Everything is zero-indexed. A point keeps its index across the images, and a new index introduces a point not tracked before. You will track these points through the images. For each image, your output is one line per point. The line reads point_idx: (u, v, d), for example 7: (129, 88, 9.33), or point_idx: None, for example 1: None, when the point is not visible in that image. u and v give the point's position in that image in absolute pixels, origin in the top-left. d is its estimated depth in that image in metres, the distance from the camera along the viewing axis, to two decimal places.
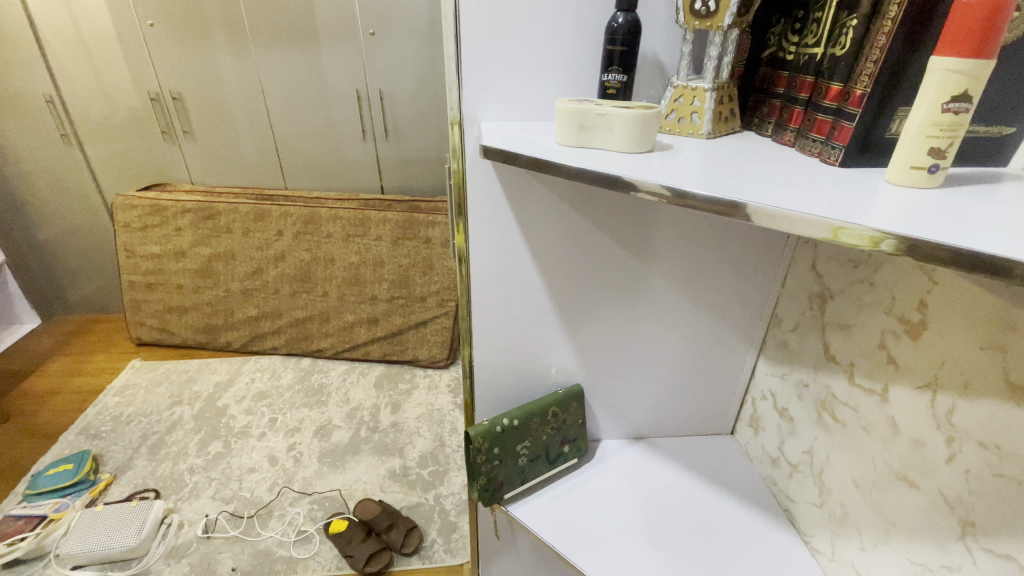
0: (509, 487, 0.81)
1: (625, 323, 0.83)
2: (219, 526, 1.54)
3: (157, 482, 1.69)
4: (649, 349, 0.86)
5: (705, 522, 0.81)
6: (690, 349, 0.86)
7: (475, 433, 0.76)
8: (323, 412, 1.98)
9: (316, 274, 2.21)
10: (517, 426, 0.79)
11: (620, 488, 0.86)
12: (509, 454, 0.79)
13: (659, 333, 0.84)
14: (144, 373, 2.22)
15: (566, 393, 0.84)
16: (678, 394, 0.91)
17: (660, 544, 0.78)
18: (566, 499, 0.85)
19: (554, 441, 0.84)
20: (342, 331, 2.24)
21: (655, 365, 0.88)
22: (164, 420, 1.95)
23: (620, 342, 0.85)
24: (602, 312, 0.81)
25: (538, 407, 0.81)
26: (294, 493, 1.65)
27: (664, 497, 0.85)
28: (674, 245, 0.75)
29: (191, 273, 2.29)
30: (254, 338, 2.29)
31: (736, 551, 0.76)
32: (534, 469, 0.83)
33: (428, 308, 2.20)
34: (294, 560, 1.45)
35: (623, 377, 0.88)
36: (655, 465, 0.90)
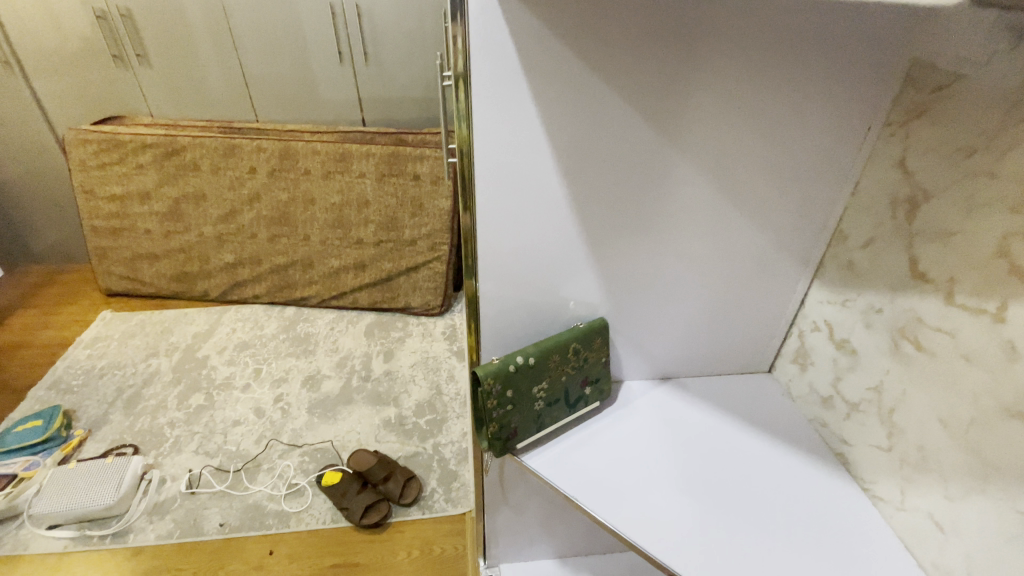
0: (522, 436, 0.70)
1: (661, 227, 0.68)
2: (204, 481, 1.44)
3: (135, 437, 1.58)
4: (686, 262, 0.71)
5: (744, 468, 0.71)
6: (736, 262, 0.72)
7: (484, 374, 0.64)
8: (310, 362, 1.86)
9: (295, 214, 2.03)
10: (534, 366, 0.67)
11: (648, 436, 0.75)
12: (522, 399, 0.68)
13: (700, 242, 0.70)
14: (116, 325, 2.07)
15: (589, 326, 0.71)
16: (718, 321, 0.78)
17: (695, 492, 0.68)
18: (587, 448, 0.74)
19: (575, 384, 0.72)
20: (327, 277, 2.08)
21: (694, 283, 0.74)
22: (140, 373, 1.82)
23: (656, 252, 0.70)
24: (634, 215, 0.67)
25: (559, 344, 0.69)
26: (282, 445, 1.55)
27: (697, 442, 0.75)
28: (720, 117, 0.60)
29: (159, 217, 2.11)
30: (233, 286, 2.13)
31: (781, 500, 0.67)
32: (552, 415, 0.72)
33: (418, 252, 2.04)
34: (286, 514, 1.36)
35: (655, 299, 0.74)
36: (686, 406, 0.80)
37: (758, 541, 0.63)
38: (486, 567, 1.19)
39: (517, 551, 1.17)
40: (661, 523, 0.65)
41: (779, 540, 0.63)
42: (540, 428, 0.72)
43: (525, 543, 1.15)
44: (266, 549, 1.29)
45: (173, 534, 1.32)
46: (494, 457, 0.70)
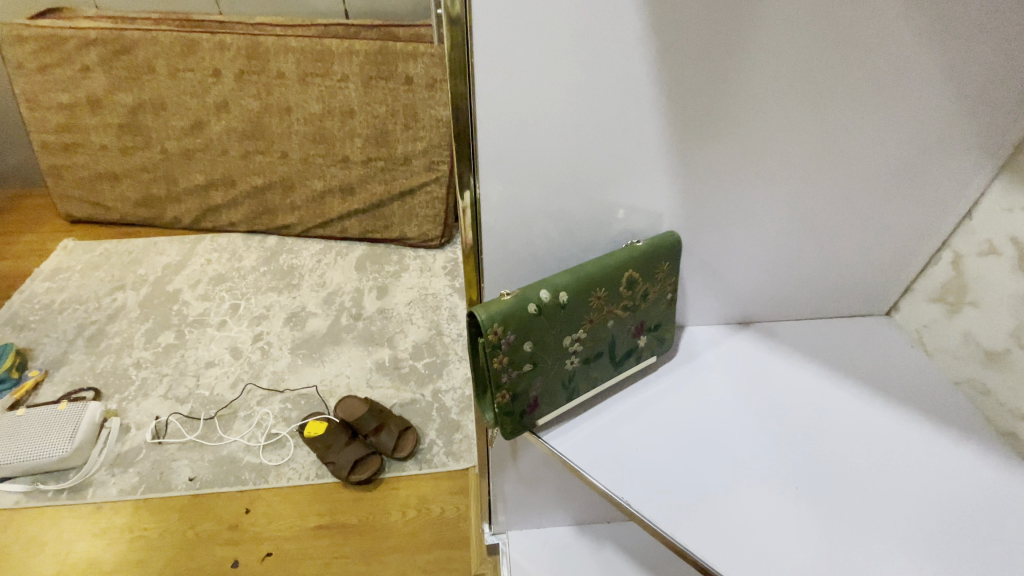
0: (544, 408, 0.51)
1: (776, 99, 0.46)
2: (173, 430, 1.27)
3: (97, 380, 1.40)
4: (802, 154, 0.50)
5: (846, 436, 0.55)
6: (870, 156, 0.51)
7: (488, 319, 0.43)
8: (294, 298, 1.64)
9: (270, 127, 1.73)
10: (564, 305, 0.46)
11: (722, 403, 0.57)
12: (544, 358, 0.47)
13: (827, 124, 0.48)
14: (79, 255, 1.85)
15: (651, 245, 0.49)
16: (829, 247, 0.57)
17: (782, 469, 0.52)
18: (641, 421, 0.56)
19: (624, 332, 0.51)
20: (311, 202, 1.82)
21: (807, 193, 0.53)
22: (104, 308, 1.62)
23: (762, 138, 0.49)
24: (739, 76, 0.45)
25: (602, 273, 0.47)
26: (262, 390, 1.36)
27: (786, 404, 0.57)
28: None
29: (115, 130, 1.82)
30: (206, 211, 1.88)
31: (897, 479, 0.52)
32: (590, 379, 0.52)
33: (413, 172, 1.75)
34: (265, 468, 1.20)
35: (748, 214, 0.54)
36: (772, 358, 0.61)
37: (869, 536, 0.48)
38: (492, 534, 1.03)
39: (528, 518, 1.00)
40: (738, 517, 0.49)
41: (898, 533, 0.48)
42: (573, 394, 0.52)
43: (537, 510, 0.98)
44: (242, 507, 1.13)
45: (137, 489, 1.16)
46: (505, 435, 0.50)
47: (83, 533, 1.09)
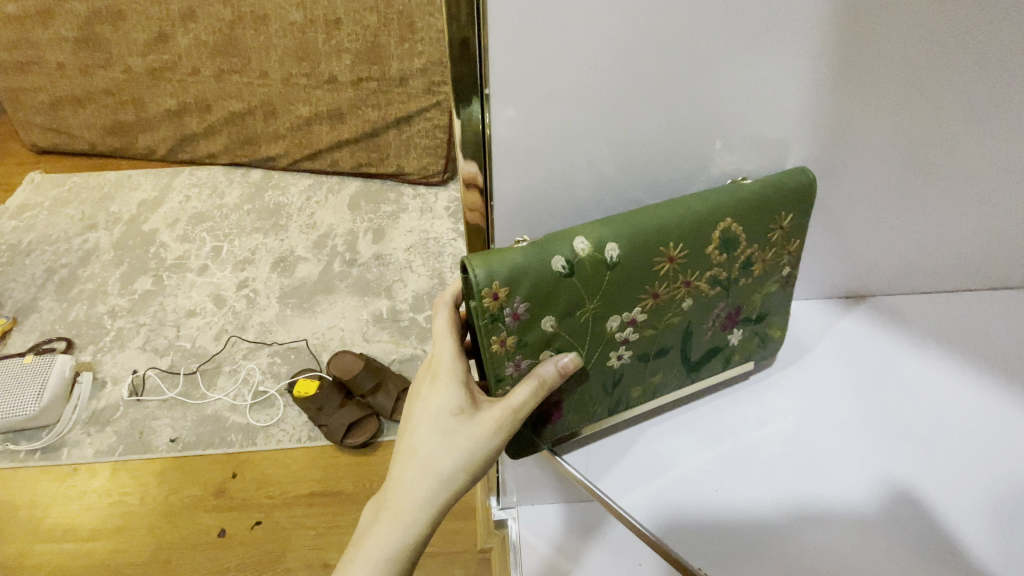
0: (590, 393, 0.49)
1: (923, 121, 0.47)
2: (151, 386, 1.17)
3: (69, 329, 1.28)
4: (902, 148, 0.49)
5: (910, 453, 0.55)
6: (974, 143, 0.50)
7: (484, 276, 0.39)
8: (282, 240, 1.48)
9: (244, 40, 1.49)
10: (604, 264, 0.41)
11: (834, 398, 0.60)
12: (581, 333, 0.44)
13: (937, 115, 0.47)
14: (46, 190, 1.68)
15: (725, 194, 0.44)
16: (938, 243, 0.59)
17: (844, 492, 0.53)
18: (751, 422, 0.58)
19: (688, 305, 0.47)
20: (297, 131, 1.61)
21: (929, 199, 0.54)
22: (74, 250, 1.47)
23: (901, 154, 0.50)
24: (883, 95, 0.45)
25: (655, 231, 0.42)
26: (247, 343, 1.24)
27: (850, 417, 0.58)
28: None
29: (71, 45, 1.58)
30: (182, 141, 1.68)
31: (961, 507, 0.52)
32: (646, 363, 0.49)
33: (411, 95, 1.52)
34: (252, 429, 1.09)
35: (870, 218, 0.56)
36: (833, 361, 0.63)
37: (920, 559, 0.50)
38: (501, 508, 0.94)
39: (541, 496, 0.89)
40: (802, 544, 0.52)
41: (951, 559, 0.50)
42: (637, 382, 0.51)
43: (552, 490, 0.87)
44: (228, 472, 1.04)
45: (114, 450, 1.07)
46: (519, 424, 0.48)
47: (58, 497, 1.02)
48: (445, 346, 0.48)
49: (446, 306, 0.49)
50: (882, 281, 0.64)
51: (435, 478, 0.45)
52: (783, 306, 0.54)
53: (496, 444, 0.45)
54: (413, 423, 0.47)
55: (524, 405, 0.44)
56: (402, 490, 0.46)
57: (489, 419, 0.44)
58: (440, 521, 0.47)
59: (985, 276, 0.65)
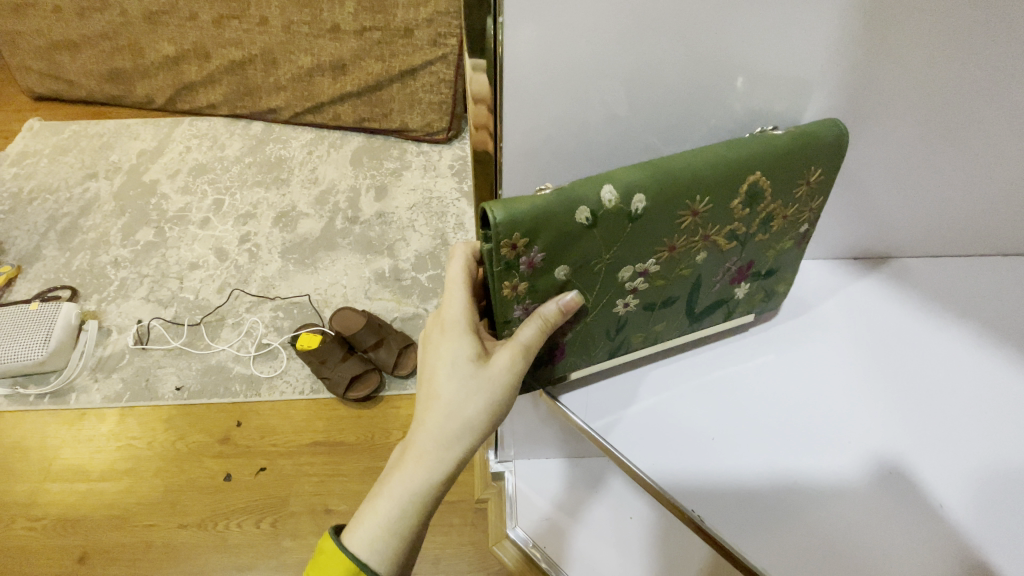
0: (594, 339, 0.51)
1: (941, 92, 0.47)
2: (156, 335, 1.18)
3: (72, 278, 1.28)
4: (918, 118, 0.49)
5: (911, 409, 0.57)
6: (1004, 104, 0.49)
7: (505, 223, 0.38)
8: (283, 195, 1.46)
9: None
10: (626, 214, 0.41)
11: (838, 359, 0.60)
12: (592, 281, 0.45)
13: (959, 87, 0.47)
14: (45, 137, 1.66)
15: (759, 146, 0.43)
16: (939, 215, 0.60)
17: (836, 448, 0.55)
18: (755, 377, 0.60)
19: (701, 258, 0.48)
20: (299, 83, 1.57)
21: (939, 172, 0.55)
22: (75, 199, 1.46)
23: (914, 123, 0.50)
24: (902, 60, 0.45)
25: (681, 181, 0.41)
26: (250, 296, 1.24)
27: (852, 373, 0.59)
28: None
29: None
30: (182, 91, 1.64)
31: (957, 465, 0.53)
32: (651, 312, 0.51)
33: (416, 48, 1.46)
34: (256, 380, 1.11)
35: (879, 186, 0.56)
36: (839, 317, 0.63)
37: (899, 510, 0.51)
38: (499, 462, 0.97)
39: (536, 450, 0.92)
40: (779, 488, 0.54)
41: (936, 513, 0.51)
42: (641, 330, 0.53)
43: (550, 445, 0.90)
44: (233, 421, 1.06)
45: (122, 396, 1.10)
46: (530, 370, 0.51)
47: (68, 439, 1.06)
48: (454, 295, 0.48)
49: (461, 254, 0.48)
50: (884, 244, 0.65)
51: (457, 420, 0.47)
52: (793, 264, 0.55)
53: (515, 383, 0.47)
54: (431, 372, 0.48)
55: (534, 342, 0.45)
56: (424, 432, 0.47)
57: (504, 360, 0.45)
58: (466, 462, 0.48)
59: (988, 242, 0.65)
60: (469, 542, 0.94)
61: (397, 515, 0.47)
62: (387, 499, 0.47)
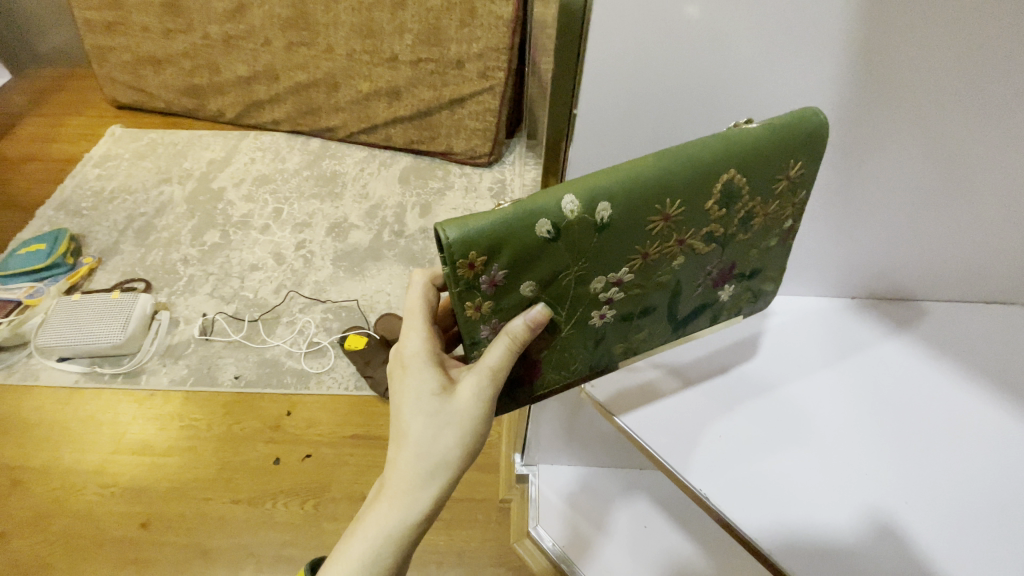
0: (572, 351, 0.53)
1: (895, 173, 0.58)
2: (219, 328, 1.31)
3: (146, 272, 1.42)
4: (881, 189, 0.60)
5: (913, 454, 0.59)
6: (952, 178, 0.58)
7: (459, 242, 0.41)
8: (337, 207, 1.59)
9: (313, 15, 1.57)
10: (592, 223, 0.43)
11: (833, 398, 0.64)
12: (561, 295, 0.48)
13: (906, 168, 0.57)
14: (127, 143, 1.83)
15: (729, 145, 0.45)
16: (916, 272, 0.70)
17: (832, 484, 0.57)
18: (755, 405, 0.64)
19: (679, 263, 0.51)
20: (356, 105, 1.71)
21: (910, 235, 0.64)
22: (151, 201, 1.62)
23: (880, 193, 0.60)
24: (858, 149, 0.56)
25: (650, 187, 0.44)
26: (303, 298, 1.36)
27: (884, 415, 0.63)
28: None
29: (155, 9, 1.70)
30: (250, 107, 1.80)
31: (990, 517, 0.54)
32: (631, 321, 0.54)
33: (466, 79, 1.59)
34: (306, 374, 1.22)
35: (860, 246, 0.66)
36: (873, 360, 0.68)
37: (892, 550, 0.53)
38: (523, 463, 1.05)
39: (559, 455, 1.00)
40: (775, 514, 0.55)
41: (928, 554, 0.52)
42: (622, 338, 0.55)
43: (572, 451, 0.98)
44: (283, 410, 1.17)
45: (186, 380, 1.22)
46: (510, 384, 0.54)
47: (137, 416, 1.18)
48: (410, 337, 0.54)
49: (416, 308, 0.56)
50: (875, 298, 0.73)
51: (424, 458, 0.51)
52: (777, 262, 0.59)
53: (474, 412, 0.50)
54: (397, 413, 0.53)
55: (504, 362, 0.48)
56: (395, 472, 0.51)
57: (470, 388, 0.50)
58: (445, 494, 0.52)
59: (973, 296, 0.73)
60: (492, 540, 1.02)
61: (372, 554, 0.51)
62: (359, 541, 0.51)
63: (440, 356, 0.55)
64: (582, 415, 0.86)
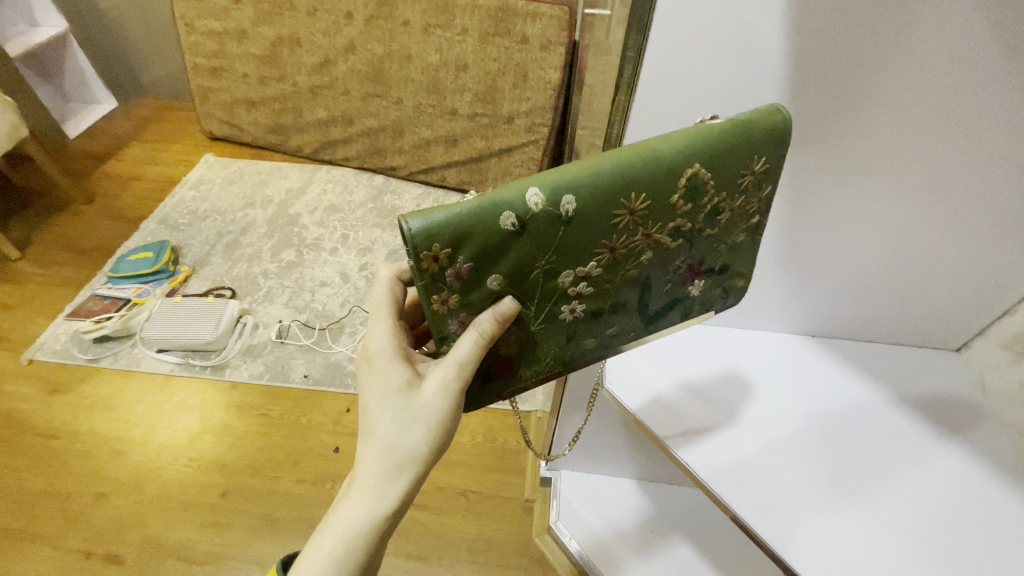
0: (544, 344, 0.57)
1: (836, 200, 0.66)
2: (292, 333, 1.53)
3: (232, 281, 1.67)
4: (826, 212, 0.67)
5: (850, 457, 0.68)
6: (891, 207, 0.64)
7: (422, 235, 0.45)
8: (395, 236, 1.82)
9: (389, 73, 1.85)
10: (558, 216, 0.47)
11: (784, 401, 0.74)
12: (528, 287, 0.52)
13: (844, 195, 0.65)
14: (218, 169, 2.12)
15: (689, 145, 0.50)
16: (874, 296, 0.74)
17: (776, 465, 0.67)
18: (720, 402, 0.75)
19: (649, 257, 0.55)
20: (418, 149, 1.96)
21: (862, 257, 0.70)
22: (238, 221, 1.88)
23: (826, 215, 0.67)
24: (802, 175, 0.65)
25: (613, 183, 0.48)
26: (364, 312, 1.58)
27: (850, 429, 0.71)
28: (1000, 22, 0.49)
29: (256, 60, 2.00)
30: (326, 145, 2.08)
31: (967, 522, 0.61)
32: (601, 315, 0.58)
33: (515, 132, 1.83)
34: None
35: (814, 264, 0.73)
36: (852, 384, 0.76)
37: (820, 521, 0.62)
38: (548, 469, 1.21)
39: (581, 463, 1.17)
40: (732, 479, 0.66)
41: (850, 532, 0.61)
42: (593, 331, 0.59)
43: (591, 458, 1.14)
44: (343, 407, 1.37)
45: (263, 375, 1.43)
46: (483, 373, 0.58)
47: (221, 403, 1.39)
48: (377, 333, 0.59)
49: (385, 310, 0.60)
50: (839, 316, 0.78)
51: (391, 451, 0.54)
52: (745, 260, 0.64)
53: (439, 405, 0.54)
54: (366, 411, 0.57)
55: (471, 355, 0.51)
56: (363, 466, 0.55)
57: (435, 382, 0.53)
58: (415, 483, 0.56)
59: (930, 329, 0.77)
60: (517, 534, 1.17)
61: (341, 549, 0.54)
62: (329, 536, 0.54)
63: (406, 351, 0.58)
64: (601, 424, 1.03)
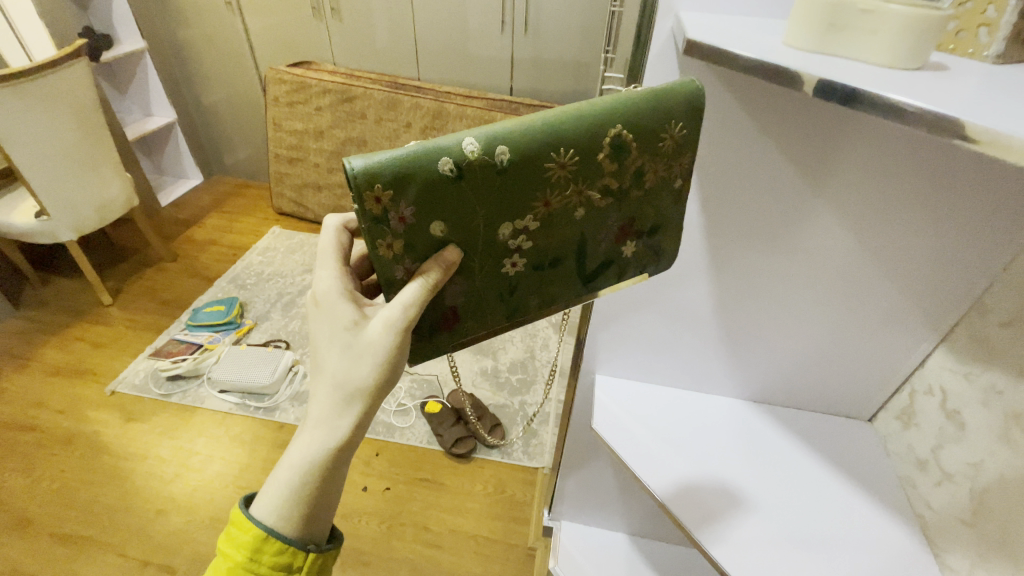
0: (486, 298, 0.60)
1: (773, 266, 0.75)
2: None
3: (288, 336, 1.94)
4: (765, 277, 0.77)
5: (786, 498, 0.78)
6: (820, 279, 0.74)
7: (364, 176, 0.47)
8: None
9: None
10: (492, 163, 0.50)
11: (731, 446, 0.85)
12: (469, 238, 0.54)
13: (780, 266, 0.75)
14: (282, 239, 2.48)
15: (615, 103, 0.53)
16: (812, 353, 0.83)
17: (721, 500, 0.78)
18: (678, 445, 0.86)
19: (582, 214, 0.58)
20: None
21: (798, 317, 0.80)
22: (296, 284, 2.20)
23: (766, 279, 0.77)
24: (745, 244, 0.74)
25: (542, 139, 0.51)
26: None
27: (789, 471, 0.82)
28: (911, 148, 0.59)
29: (327, 154, 2.42)
30: None
31: (879, 555, 0.71)
32: (541, 272, 0.61)
33: None
34: (393, 426, 1.63)
35: (758, 319, 0.82)
36: (787, 440, 0.87)
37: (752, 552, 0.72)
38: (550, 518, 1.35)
39: (579, 514, 1.31)
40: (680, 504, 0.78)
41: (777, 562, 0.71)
42: (535, 291, 0.62)
43: (587, 510, 1.29)
44: (373, 451, 1.56)
45: None
46: (432, 327, 0.60)
47: (269, 439, 1.60)
48: (322, 275, 0.58)
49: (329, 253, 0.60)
50: (783, 369, 0.87)
51: (342, 389, 0.56)
52: (675, 224, 0.65)
53: (383, 347, 0.54)
54: (319, 353, 0.58)
55: (418, 297, 0.53)
56: (318, 403, 0.57)
57: (380, 324, 0.54)
58: (366, 415, 0.57)
59: (856, 401, 0.88)
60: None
61: (298, 480, 0.57)
62: (287, 467, 0.58)
63: (353, 291, 0.58)
64: (596, 475, 1.19)
